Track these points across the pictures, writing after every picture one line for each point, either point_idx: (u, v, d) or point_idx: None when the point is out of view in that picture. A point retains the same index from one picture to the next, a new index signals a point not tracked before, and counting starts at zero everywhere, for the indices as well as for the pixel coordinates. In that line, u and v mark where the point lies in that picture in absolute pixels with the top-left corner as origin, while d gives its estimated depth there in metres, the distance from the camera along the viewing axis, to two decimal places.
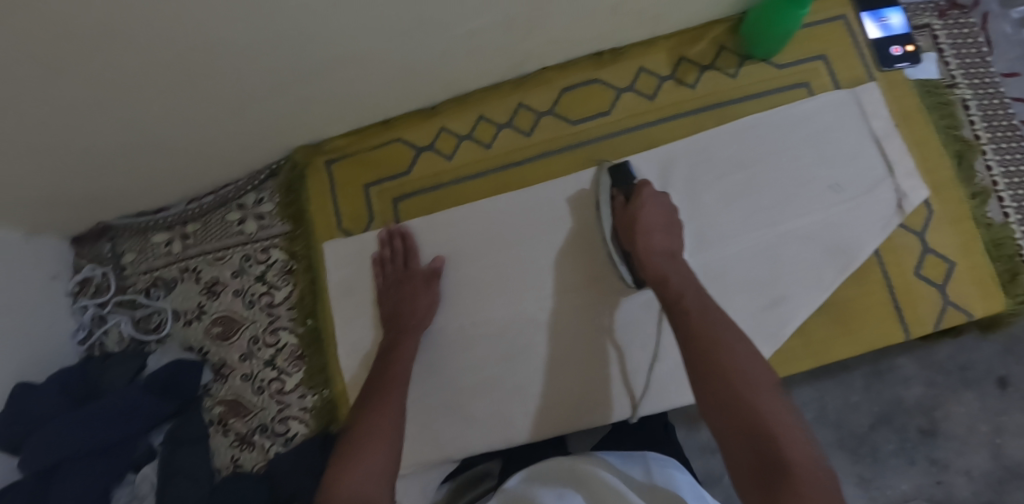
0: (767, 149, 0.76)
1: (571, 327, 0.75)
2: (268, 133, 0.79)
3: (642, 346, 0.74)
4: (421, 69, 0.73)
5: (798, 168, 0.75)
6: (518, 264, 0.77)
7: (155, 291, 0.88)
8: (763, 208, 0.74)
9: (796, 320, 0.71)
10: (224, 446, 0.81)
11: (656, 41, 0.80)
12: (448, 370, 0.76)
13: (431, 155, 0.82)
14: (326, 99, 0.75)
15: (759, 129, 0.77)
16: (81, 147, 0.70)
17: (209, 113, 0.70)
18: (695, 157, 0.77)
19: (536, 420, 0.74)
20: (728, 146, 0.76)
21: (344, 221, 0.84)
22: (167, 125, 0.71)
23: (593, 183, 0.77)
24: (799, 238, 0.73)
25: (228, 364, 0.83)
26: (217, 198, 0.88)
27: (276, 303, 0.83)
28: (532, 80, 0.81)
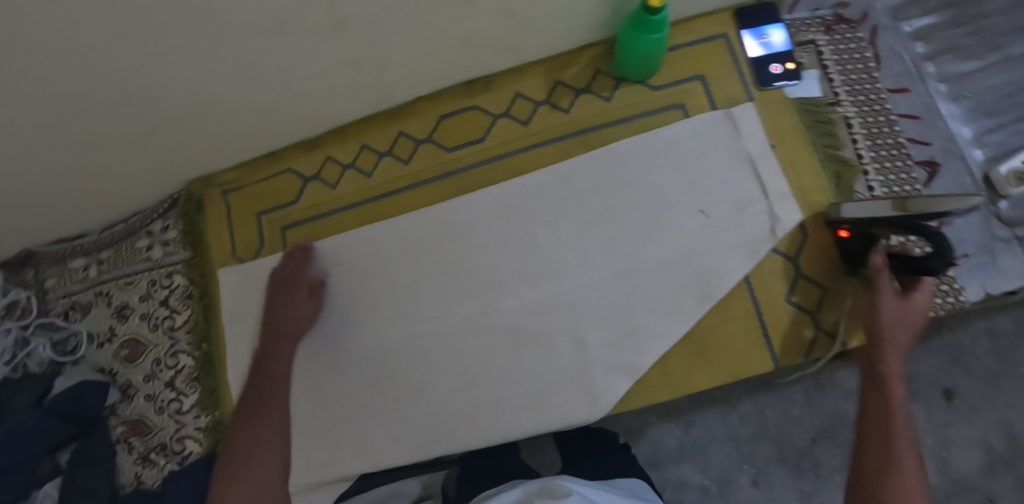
0: (632, 173, 0.76)
1: (432, 353, 0.76)
2: (156, 166, 0.83)
3: (506, 369, 0.74)
4: (284, 103, 0.75)
5: (662, 192, 0.74)
6: (390, 290, 0.79)
7: (73, 314, 0.93)
8: (625, 237, 0.74)
9: (653, 351, 0.70)
10: (128, 462, 0.86)
11: (528, 67, 0.79)
12: (326, 393, 0.79)
13: (317, 185, 0.84)
14: (204, 134, 0.78)
15: (625, 156, 0.76)
16: None
17: (88, 153, 0.75)
18: (559, 184, 0.77)
19: (404, 439, 0.75)
20: (594, 173, 0.76)
21: (237, 249, 0.87)
22: (50, 165, 0.75)
23: (675, 140, 0.76)
24: (660, 267, 0.72)
25: (133, 384, 0.88)
26: (126, 226, 0.92)
27: (176, 327, 0.88)
28: (406, 110, 0.81)
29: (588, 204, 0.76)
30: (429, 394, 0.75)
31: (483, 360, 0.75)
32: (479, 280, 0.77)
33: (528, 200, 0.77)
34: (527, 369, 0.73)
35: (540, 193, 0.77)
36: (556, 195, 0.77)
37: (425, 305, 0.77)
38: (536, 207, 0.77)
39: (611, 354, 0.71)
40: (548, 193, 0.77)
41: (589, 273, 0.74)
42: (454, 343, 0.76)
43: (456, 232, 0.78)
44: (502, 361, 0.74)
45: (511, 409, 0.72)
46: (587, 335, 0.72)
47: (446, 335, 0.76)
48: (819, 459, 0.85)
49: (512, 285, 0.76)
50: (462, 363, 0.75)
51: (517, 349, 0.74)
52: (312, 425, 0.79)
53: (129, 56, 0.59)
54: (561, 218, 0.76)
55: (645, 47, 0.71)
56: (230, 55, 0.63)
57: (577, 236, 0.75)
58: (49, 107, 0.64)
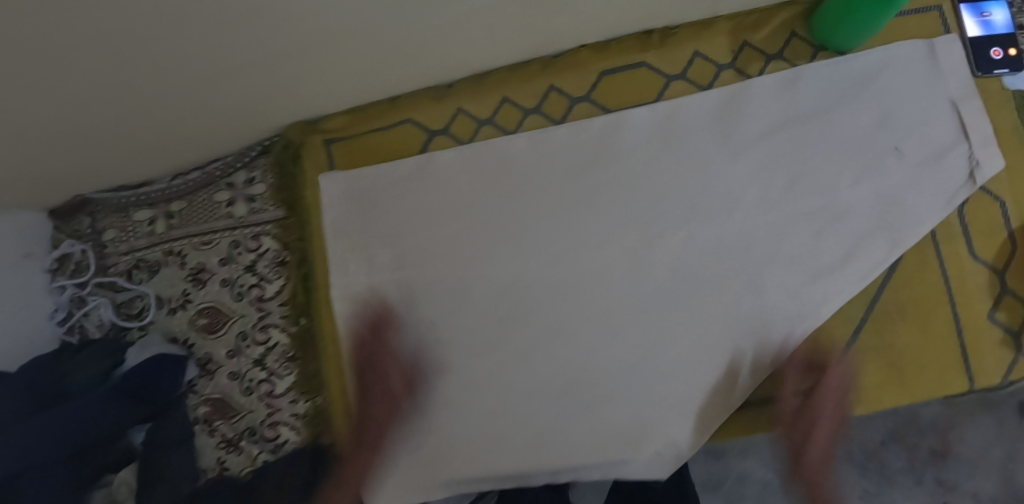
0: (812, 126, 0.66)
1: (566, 350, 0.68)
2: (249, 109, 0.68)
3: (655, 372, 0.67)
4: (430, 46, 0.62)
5: (836, 150, 0.66)
6: (518, 274, 0.70)
7: (137, 274, 0.81)
8: (809, 173, 0.66)
9: (829, 304, 0.65)
10: (210, 446, 0.76)
11: (716, 20, 0.68)
12: (436, 393, 0.70)
13: (446, 141, 0.71)
14: (317, 73, 0.63)
15: (812, 83, 0.67)
16: (41, 127, 0.62)
17: (181, 90, 0.61)
18: (729, 120, 0.67)
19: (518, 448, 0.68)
20: (773, 102, 0.67)
21: None
22: (136, 103, 0.61)
23: (870, 78, 0.66)
24: (846, 209, 0.65)
25: (214, 359, 0.76)
26: (204, 175, 0.79)
27: (267, 298, 0.75)
28: (565, 60, 0.69)
29: (768, 188, 0.67)
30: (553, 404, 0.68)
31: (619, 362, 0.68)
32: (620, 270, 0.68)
33: (689, 184, 0.68)
34: (680, 372, 0.67)
35: (715, 158, 0.67)
36: (747, 156, 0.67)
37: (554, 304, 0.69)
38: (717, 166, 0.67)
39: (785, 309, 0.65)
40: (727, 171, 0.67)
41: (770, 256, 0.66)
42: (589, 345, 0.68)
43: (602, 210, 0.68)
44: (652, 359, 0.67)
45: (661, 412, 0.66)
46: (767, 319, 0.65)
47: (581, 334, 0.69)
48: (886, 461, 0.84)
49: (660, 282, 0.68)
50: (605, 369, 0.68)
51: (665, 349, 0.67)
52: (415, 432, 0.70)
53: None
54: (739, 163, 0.67)
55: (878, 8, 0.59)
56: None
57: (760, 185, 0.66)
58: (154, 31, 0.49)
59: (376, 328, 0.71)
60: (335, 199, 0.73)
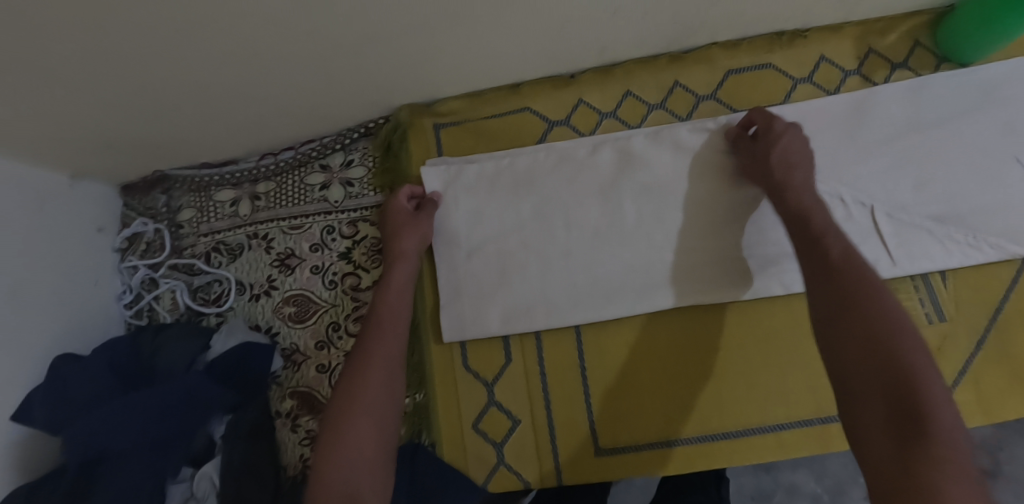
0: (945, 130, 0.66)
1: (682, 357, 0.64)
2: (363, 86, 0.65)
3: (783, 394, 0.63)
4: (572, 30, 0.60)
5: (965, 159, 0.65)
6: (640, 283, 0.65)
7: (216, 257, 0.76)
8: (940, 178, 0.65)
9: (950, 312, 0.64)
10: (293, 442, 0.71)
11: (845, 26, 0.68)
12: (542, 401, 0.66)
13: (565, 132, 0.69)
14: (447, 50, 0.60)
15: (939, 91, 0.67)
16: (148, 87, 0.57)
17: (305, 60, 0.57)
18: (858, 122, 0.66)
19: (619, 472, 0.64)
20: (902, 107, 0.67)
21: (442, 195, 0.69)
22: (256, 72, 0.58)
23: (995, 89, 0.67)
24: (979, 216, 0.64)
25: (301, 350, 0.72)
26: (297, 155, 0.75)
27: (363, 288, 0.72)
28: (693, 57, 0.68)
29: (897, 189, 0.65)
30: (663, 426, 0.64)
31: (741, 382, 0.64)
32: (740, 274, 0.63)
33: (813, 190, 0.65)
34: (809, 393, 0.63)
35: (847, 165, 0.66)
36: (877, 162, 0.66)
37: (670, 318, 0.65)
38: (846, 170, 0.66)
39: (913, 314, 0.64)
40: (855, 174, 0.66)
41: (906, 260, 0.64)
42: (702, 361, 0.64)
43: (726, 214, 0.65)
44: (780, 377, 0.63)
45: (788, 436, 0.63)
46: None
47: (689, 355, 0.64)
48: None
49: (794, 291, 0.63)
50: (724, 387, 0.64)
51: (791, 367, 0.63)
52: (517, 442, 0.65)
53: None
54: (865, 164, 0.66)
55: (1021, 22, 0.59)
56: None
57: (896, 188, 0.65)
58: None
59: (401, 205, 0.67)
60: (443, 183, 0.69)
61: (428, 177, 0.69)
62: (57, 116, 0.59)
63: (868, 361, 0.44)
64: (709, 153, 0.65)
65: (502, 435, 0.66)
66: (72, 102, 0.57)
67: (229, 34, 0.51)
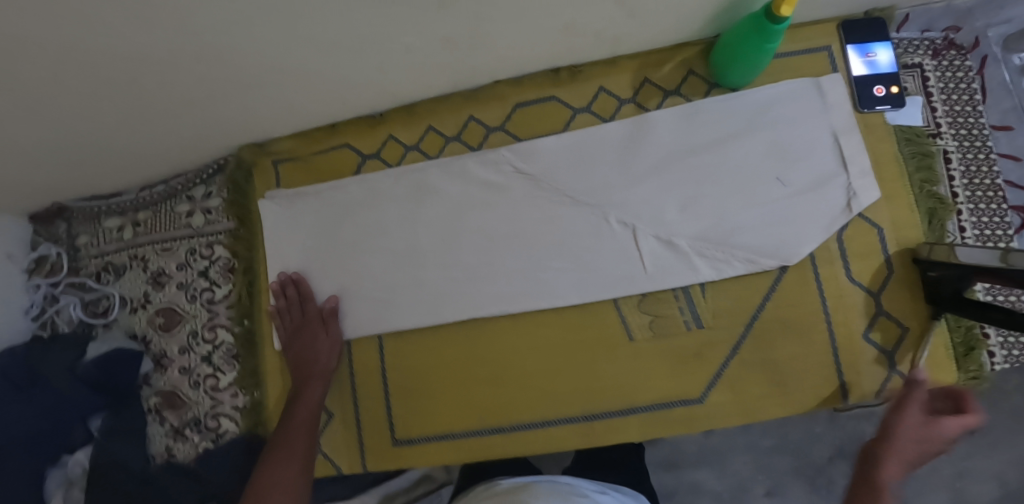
0: (708, 154, 0.72)
1: (465, 361, 0.74)
2: (200, 129, 0.76)
3: (543, 395, 0.72)
4: (358, 82, 0.70)
5: (726, 178, 0.72)
6: (437, 298, 0.75)
7: (105, 276, 0.89)
8: (699, 198, 0.72)
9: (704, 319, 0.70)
10: (160, 434, 0.83)
11: (619, 60, 0.75)
12: (352, 399, 0.76)
13: (377, 164, 0.79)
14: (256, 100, 0.70)
15: (704, 117, 0.73)
16: (17, 141, 0.70)
17: (138, 114, 0.69)
18: (627, 148, 0.73)
19: (409, 461, 0.74)
20: (667, 133, 0.73)
21: (274, 221, 0.81)
22: (101, 125, 0.70)
23: (757, 112, 0.73)
24: (736, 231, 0.70)
25: (168, 355, 0.84)
26: (167, 188, 0.87)
27: (217, 301, 0.83)
28: (485, 94, 0.76)
29: (663, 207, 0.72)
30: (449, 422, 0.73)
31: (515, 386, 0.73)
32: (515, 289, 0.73)
33: (579, 211, 0.73)
34: (567, 393, 0.72)
35: (618, 188, 0.73)
36: (642, 186, 0.72)
37: (458, 330, 0.74)
38: (613, 192, 0.73)
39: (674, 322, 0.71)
40: (624, 197, 0.72)
41: (663, 275, 0.70)
42: (484, 367, 0.74)
43: (504, 240, 0.74)
44: (542, 379, 0.73)
45: (544, 433, 0.72)
46: (665, 330, 0.71)
47: (462, 365, 0.74)
48: (834, 477, 0.85)
49: (564, 303, 0.72)
50: (500, 391, 0.73)
51: (549, 370, 0.73)
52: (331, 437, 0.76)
53: (207, 18, 0.52)
54: (632, 186, 0.73)
55: (754, 62, 0.67)
56: (325, 29, 0.56)
57: (662, 208, 0.72)
58: (104, 58, 0.56)
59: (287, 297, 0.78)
60: (274, 215, 0.81)
61: (265, 210, 0.81)
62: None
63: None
64: (497, 174, 0.75)
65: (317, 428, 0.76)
66: None
67: (57, 94, 0.62)
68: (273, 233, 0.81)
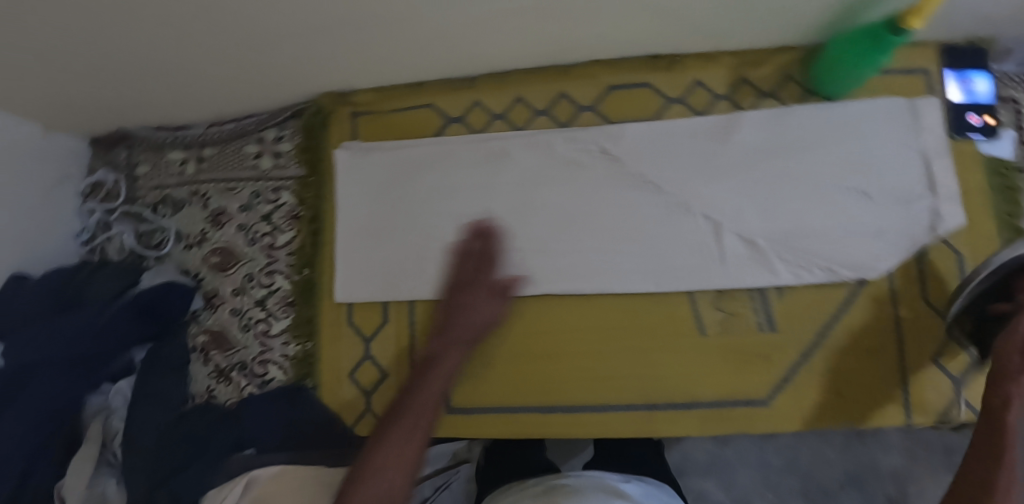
0: (800, 159, 0.71)
1: (531, 335, 0.73)
2: (280, 73, 0.75)
3: (607, 379, 0.71)
4: (457, 42, 0.68)
5: (817, 185, 0.71)
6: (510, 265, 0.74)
7: (162, 209, 0.88)
8: (788, 201, 0.71)
9: (774, 322, 0.70)
10: (202, 375, 0.82)
11: (719, 55, 0.74)
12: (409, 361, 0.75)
13: (459, 129, 0.78)
14: (348, 49, 0.69)
15: (800, 120, 0.72)
16: (98, 60, 0.68)
17: (224, 50, 0.67)
18: (719, 142, 0.73)
19: (459, 429, 0.74)
20: (762, 132, 0.72)
21: (344, 172, 0.80)
22: (187, 57, 0.69)
23: (854, 123, 0.72)
24: (820, 239, 0.70)
25: (220, 295, 0.83)
26: (238, 127, 0.86)
27: (277, 246, 0.82)
28: (577, 72, 0.76)
29: (749, 208, 0.71)
30: (505, 395, 0.73)
31: (575, 365, 0.72)
32: (588, 269, 0.73)
33: (663, 201, 0.72)
34: (630, 380, 0.71)
35: (706, 180, 0.72)
36: (730, 184, 0.72)
37: (527, 307, 0.74)
38: (700, 186, 0.72)
39: (740, 322, 0.70)
40: (709, 192, 0.72)
41: (741, 273, 0.70)
42: (546, 342, 0.73)
43: (584, 219, 0.73)
44: (609, 362, 0.72)
45: (601, 417, 0.71)
46: (736, 325, 0.70)
47: (528, 340, 0.73)
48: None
49: (637, 292, 0.72)
50: (560, 366, 0.72)
51: (616, 355, 0.72)
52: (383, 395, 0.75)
53: None
54: (719, 179, 0.72)
55: (851, 72, 0.67)
56: None
57: (749, 207, 0.71)
58: None
59: (478, 243, 0.72)
60: (347, 166, 0.80)
61: (339, 160, 0.80)
62: (21, 79, 0.71)
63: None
64: (587, 152, 0.74)
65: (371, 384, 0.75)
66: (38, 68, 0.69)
67: (153, 26, 0.61)
68: (347, 185, 0.79)
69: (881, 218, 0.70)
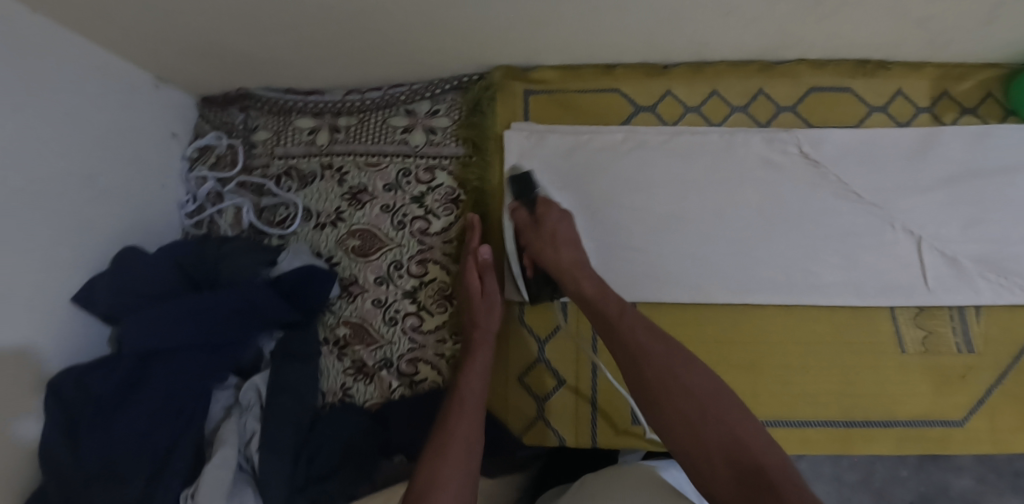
0: (1002, 180, 0.70)
1: (727, 341, 0.70)
2: (467, 35, 0.66)
3: (805, 393, 0.69)
4: (684, 24, 0.63)
5: (1017, 207, 0.70)
6: (700, 265, 0.70)
7: (286, 181, 0.78)
8: (989, 220, 0.70)
9: (967, 341, 0.69)
10: (337, 370, 0.73)
11: (926, 66, 0.72)
12: (589, 367, 0.69)
13: (649, 118, 0.73)
14: (561, 19, 0.62)
15: (1003, 141, 0.71)
16: (268, 4, 0.59)
17: (426, 5, 0.59)
18: (921, 154, 0.71)
19: (644, 441, 0.68)
20: (966, 149, 0.71)
21: (519, 156, 0.73)
22: (375, 10, 0.60)
23: None
24: (1018, 261, 0.69)
25: (359, 283, 0.74)
26: (384, 97, 0.77)
27: (431, 232, 0.74)
28: (781, 69, 0.72)
29: (949, 225, 0.70)
30: None
31: (768, 378, 0.70)
32: (783, 279, 0.70)
33: (863, 215, 0.70)
34: (828, 396, 0.69)
35: (906, 194, 0.70)
36: (931, 200, 0.70)
37: (710, 311, 0.71)
38: (902, 201, 0.70)
39: (934, 338, 0.69)
40: (910, 206, 0.70)
41: (942, 291, 0.69)
42: (740, 353, 0.70)
43: (784, 225, 0.70)
44: (808, 375, 0.70)
45: (797, 433, 0.69)
46: (933, 339, 0.69)
47: (725, 348, 0.70)
48: None
49: (835, 303, 0.69)
50: (759, 378, 0.70)
51: (814, 368, 0.70)
52: (557, 402, 0.69)
53: None
54: (922, 193, 0.70)
55: None
56: None
57: (950, 223, 0.70)
58: None
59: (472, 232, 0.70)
60: (520, 151, 0.73)
61: (511, 140, 0.73)
62: (166, 14, 0.60)
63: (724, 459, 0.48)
64: (792, 157, 0.71)
65: (548, 390, 0.69)
66: (190, 5, 0.59)
67: None
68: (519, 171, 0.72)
69: None
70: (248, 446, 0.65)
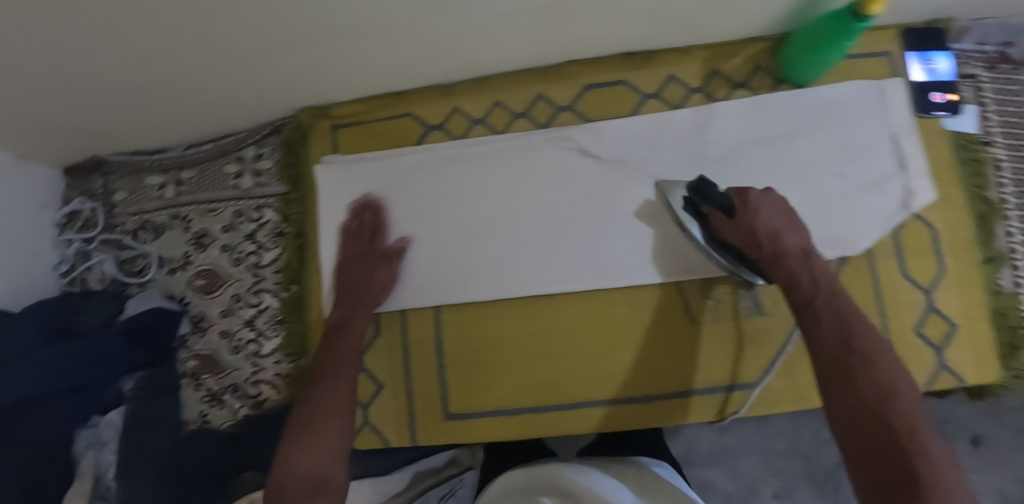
0: (780, 145, 0.73)
1: (535, 331, 0.73)
2: (258, 87, 0.73)
3: (610, 373, 0.72)
4: (436, 50, 0.68)
5: (794, 171, 0.73)
6: (498, 265, 0.74)
7: (143, 234, 0.87)
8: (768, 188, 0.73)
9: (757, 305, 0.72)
10: (194, 399, 0.82)
11: (691, 49, 0.76)
12: (404, 371, 0.75)
13: (440, 136, 0.78)
14: (322, 64, 0.68)
15: (773, 110, 0.74)
16: (73, 93, 0.68)
17: (203, 71, 0.66)
18: (695, 134, 0.74)
19: (461, 435, 0.73)
20: (741, 122, 0.74)
21: (326, 186, 0.79)
22: (164, 84, 0.68)
23: (823, 109, 0.74)
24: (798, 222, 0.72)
25: (207, 318, 0.83)
26: (216, 147, 0.85)
27: (263, 265, 0.82)
28: (556, 72, 0.77)
29: None
30: (506, 398, 0.73)
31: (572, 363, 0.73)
32: (575, 270, 0.73)
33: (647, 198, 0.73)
34: (632, 374, 0.72)
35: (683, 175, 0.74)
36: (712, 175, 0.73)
37: (509, 307, 0.74)
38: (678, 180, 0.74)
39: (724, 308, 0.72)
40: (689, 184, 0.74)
41: None
42: (545, 341, 0.73)
43: (570, 218, 0.74)
44: (609, 356, 0.73)
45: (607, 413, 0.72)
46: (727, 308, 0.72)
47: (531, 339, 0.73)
48: None
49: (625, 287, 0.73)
50: (563, 364, 0.73)
51: (616, 348, 0.73)
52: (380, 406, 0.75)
53: None
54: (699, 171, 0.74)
55: (816, 60, 0.68)
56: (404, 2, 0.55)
57: None
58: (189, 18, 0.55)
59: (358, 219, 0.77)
60: (328, 180, 0.79)
61: (319, 174, 0.80)
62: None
63: (875, 455, 0.49)
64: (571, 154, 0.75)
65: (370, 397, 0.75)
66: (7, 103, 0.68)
67: (127, 55, 0.60)
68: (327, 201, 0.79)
69: (859, 195, 0.72)
70: (105, 476, 0.73)
